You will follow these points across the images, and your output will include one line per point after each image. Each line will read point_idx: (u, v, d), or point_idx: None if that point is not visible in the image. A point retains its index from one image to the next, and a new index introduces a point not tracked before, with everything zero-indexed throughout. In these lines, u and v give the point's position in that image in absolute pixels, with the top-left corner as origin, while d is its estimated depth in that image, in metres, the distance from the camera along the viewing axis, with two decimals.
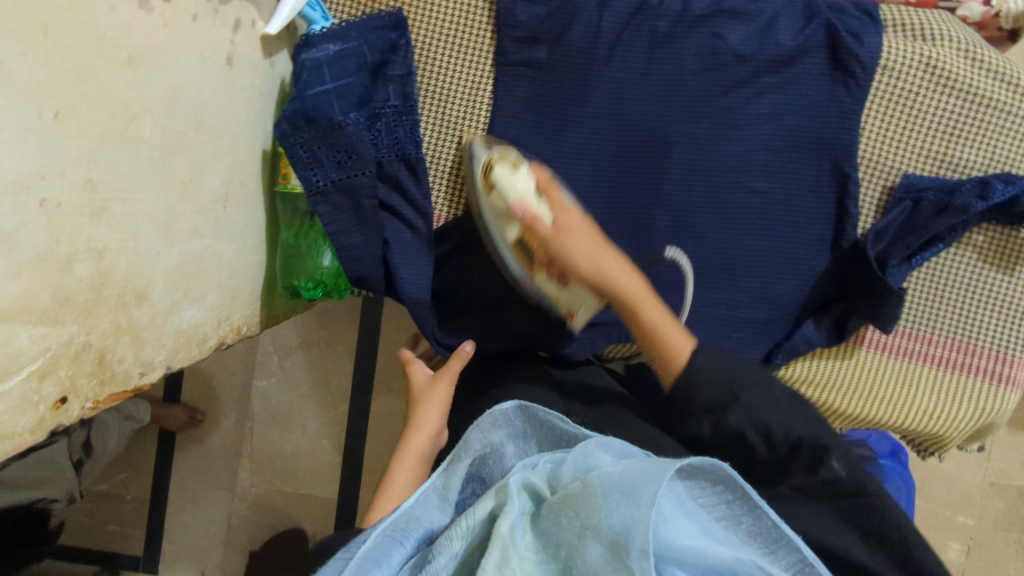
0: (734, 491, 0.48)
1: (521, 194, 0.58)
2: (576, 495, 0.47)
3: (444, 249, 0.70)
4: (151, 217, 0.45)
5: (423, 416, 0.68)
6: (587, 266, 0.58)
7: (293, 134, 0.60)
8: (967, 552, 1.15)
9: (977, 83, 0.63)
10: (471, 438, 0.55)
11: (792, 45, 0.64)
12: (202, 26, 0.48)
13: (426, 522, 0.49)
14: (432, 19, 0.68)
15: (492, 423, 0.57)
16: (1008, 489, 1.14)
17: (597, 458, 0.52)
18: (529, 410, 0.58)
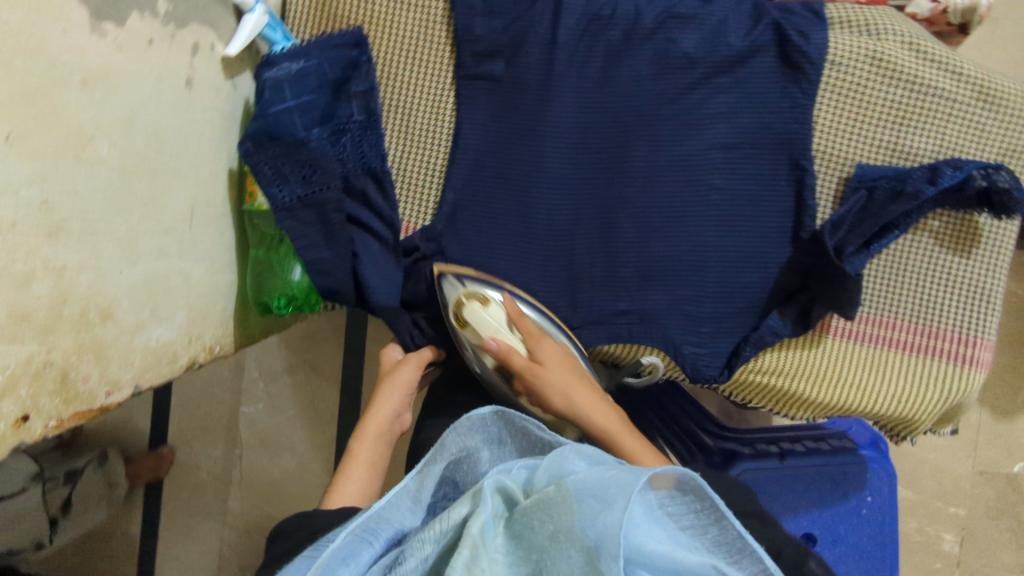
0: (703, 499, 0.48)
1: (494, 330, 0.66)
2: (549, 498, 0.46)
3: (414, 260, 0.70)
4: (112, 237, 0.46)
5: (384, 398, 0.68)
6: (562, 398, 0.65)
7: (258, 151, 0.62)
8: (961, 543, 1.15)
9: (923, 73, 0.65)
10: (446, 440, 0.55)
11: (741, 46, 0.66)
12: (158, 49, 0.49)
13: (396, 523, 0.49)
14: (392, 36, 0.69)
15: (467, 425, 0.56)
16: (998, 478, 1.14)
17: (570, 461, 0.52)
18: (507, 416, 0.58)
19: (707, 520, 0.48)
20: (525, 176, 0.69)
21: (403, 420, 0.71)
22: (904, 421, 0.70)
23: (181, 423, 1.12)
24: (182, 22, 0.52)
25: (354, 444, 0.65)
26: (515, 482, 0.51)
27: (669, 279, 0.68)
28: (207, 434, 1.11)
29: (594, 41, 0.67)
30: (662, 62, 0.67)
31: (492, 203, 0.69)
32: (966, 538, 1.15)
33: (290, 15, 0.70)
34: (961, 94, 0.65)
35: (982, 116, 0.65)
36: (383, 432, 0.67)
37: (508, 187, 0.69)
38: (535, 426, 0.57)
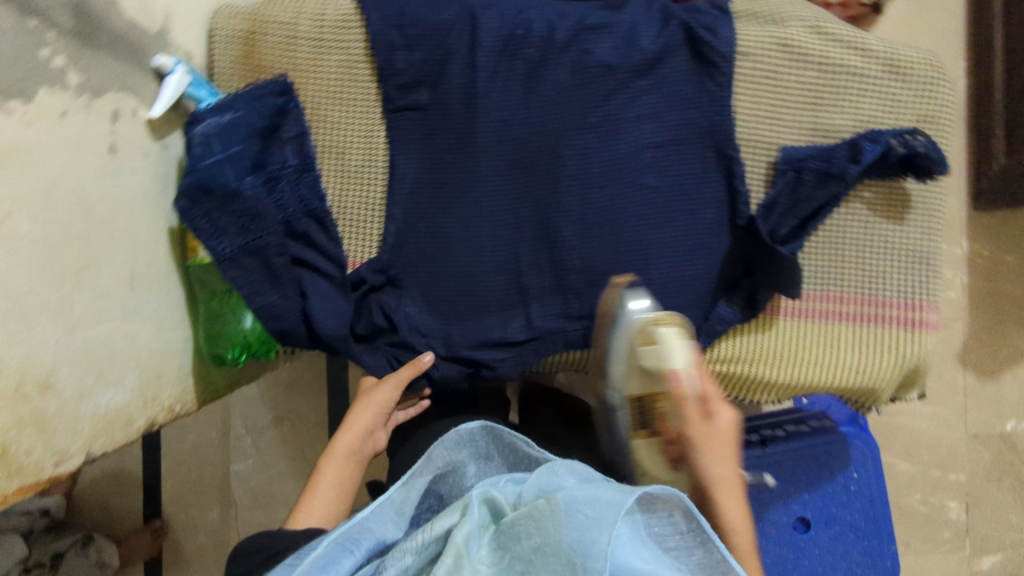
0: (692, 520, 0.48)
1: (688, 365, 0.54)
2: (540, 511, 0.47)
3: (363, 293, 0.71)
4: (43, 308, 0.47)
5: (356, 416, 0.68)
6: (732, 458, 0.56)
7: (192, 208, 0.63)
8: (966, 509, 1.14)
9: (831, 53, 0.67)
10: (434, 453, 0.55)
11: (654, 48, 0.67)
12: (73, 120, 0.50)
13: (380, 532, 0.50)
14: (317, 79, 0.71)
15: (456, 441, 0.56)
16: (992, 439, 1.15)
17: (559, 476, 0.52)
18: (493, 430, 0.57)
19: (692, 542, 0.48)
20: (464, 200, 0.70)
21: (378, 437, 0.71)
22: (864, 392, 0.71)
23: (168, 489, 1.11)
24: (97, 91, 0.53)
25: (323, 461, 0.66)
26: (503, 494, 0.52)
27: (619, 282, 0.69)
28: (194, 496, 1.10)
29: (513, 60, 0.69)
30: (583, 73, 0.68)
31: (434, 229, 0.70)
32: (971, 505, 1.15)
33: (217, 72, 0.72)
34: (870, 69, 0.67)
35: (893, 88, 0.67)
36: (353, 452, 0.67)
37: (449, 211, 0.70)
38: (522, 442, 0.56)
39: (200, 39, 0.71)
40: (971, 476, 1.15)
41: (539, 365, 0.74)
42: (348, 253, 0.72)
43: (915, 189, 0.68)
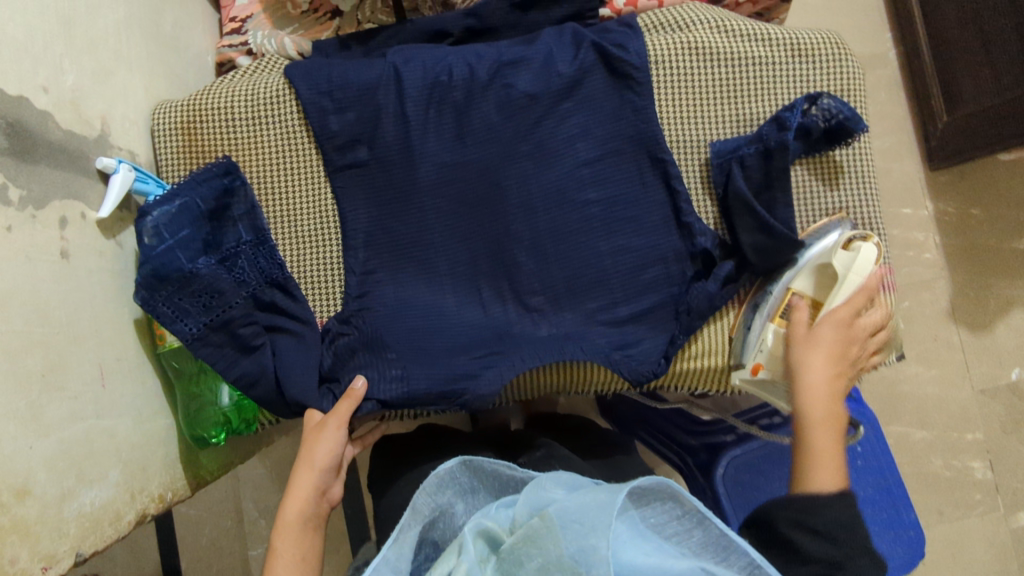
0: (685, 503, 0.48)
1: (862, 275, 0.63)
2: (535, 532, 0.46)
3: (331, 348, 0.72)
4: (11, 416, 0.48)
5: (301, 478, 0.63)
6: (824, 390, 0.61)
7: (154, 296, 0.64)
8: (991, 467, 1.12)
9: (737, 47, 0.71)
10: (419, 499, 0.53)
11: (570, 71, 0.70)
12: (19, 234, 0.52)
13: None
14: (260, 155, 0.74)
15: (437, 483, 0.55)
16: (1000, 391, 1.14)
17: (547, 489, 0.51)
18: (473, 463, 0.56)
19: (689, 524, 0.48)
20: (418, 243, 0.72)
21: (333, 490, 0.65)
22: None
23: None
24: (41, 202, 0.55)
25: (274, 537, 0.59)
26: (497, 522, 0.50)
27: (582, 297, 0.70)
28: None
29: (443, 104, 0.72)
30: (511, 104, 0.71)
31: (394, 276, 0.72)
32: (995, 461, 1.13)
33: (164, 167, 0.75)
34: (778, 54, 0.70)
35: (801, 69, 0.71)
36: (308, 517, 0.61)
37: (405, 256, 0.72)
38: (504, 467, 0.56)
39: (143, 138, 0.74)
40: (989, 432, 1.14)
41: (512, 387, 0.75)
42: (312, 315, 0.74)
43: (843, 156, 0.70)
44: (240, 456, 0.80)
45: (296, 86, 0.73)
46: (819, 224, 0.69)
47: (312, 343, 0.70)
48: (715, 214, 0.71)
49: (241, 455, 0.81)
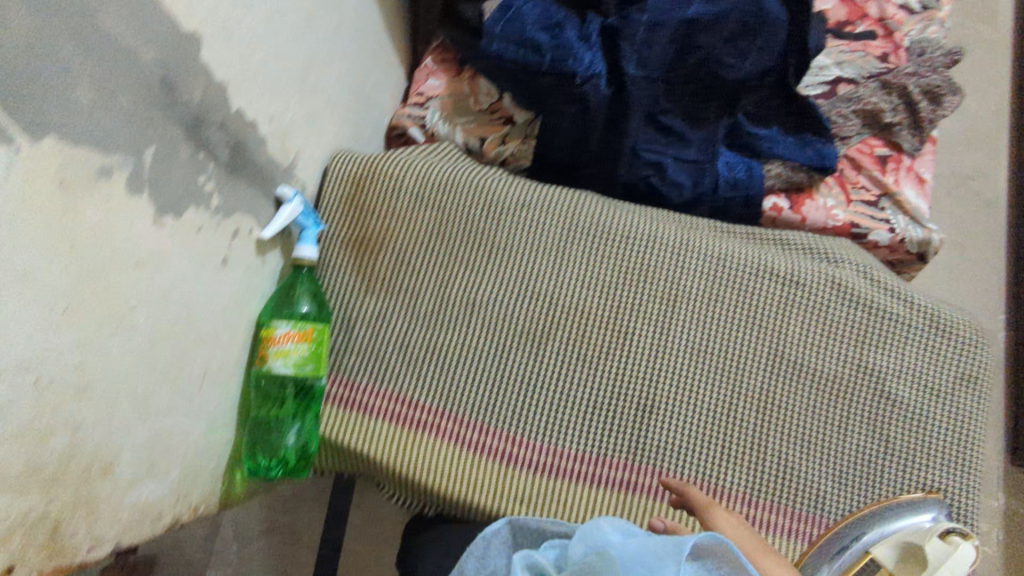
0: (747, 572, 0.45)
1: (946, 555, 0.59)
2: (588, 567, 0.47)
3: (386, 427, 0.74)
4: (130, 394, 0.51)
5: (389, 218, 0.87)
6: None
7: (394, 321, 0.76)
8: None
9: (878, 298, 0.75)
10: (466, 564, 0.54)
11: (710, 260, 0.77)
12: (203, 235, 0.57)
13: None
14: (410, 230, 0.79)
15: (486, 544, 0.55)
16: None
17: (604, 530, 0.51)
18: (519, 524, 0.57)
19: None
20: (528, 364, 0.75)
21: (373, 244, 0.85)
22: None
23: None
24: (229, 213, 0.60)
25: None
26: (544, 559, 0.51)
27: (658, 474, 0.72)
28: None
29: (590, 249, 0.78)
30: (652, 270, 0.77)
31: (495, 385, 0.74)
32: None
33: (324, 204, 0.80)
34: (913, 319, 0.74)
35: (935, 342, 0.74)
36: None
37: (513, 373, 0.75)
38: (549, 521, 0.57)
39: (318, 172, 0.79)
40: None
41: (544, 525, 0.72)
42: (388, 385, 0.75)
43: (940, 431, 0.72)
44: (253, 493, 0.80)
45: (479, 187, 0.80)
46: (913, 496, 0.70)
47: (376, 412, 0.74)
48: (794, 441, 0.72)
49: (254, 493, 0.80)
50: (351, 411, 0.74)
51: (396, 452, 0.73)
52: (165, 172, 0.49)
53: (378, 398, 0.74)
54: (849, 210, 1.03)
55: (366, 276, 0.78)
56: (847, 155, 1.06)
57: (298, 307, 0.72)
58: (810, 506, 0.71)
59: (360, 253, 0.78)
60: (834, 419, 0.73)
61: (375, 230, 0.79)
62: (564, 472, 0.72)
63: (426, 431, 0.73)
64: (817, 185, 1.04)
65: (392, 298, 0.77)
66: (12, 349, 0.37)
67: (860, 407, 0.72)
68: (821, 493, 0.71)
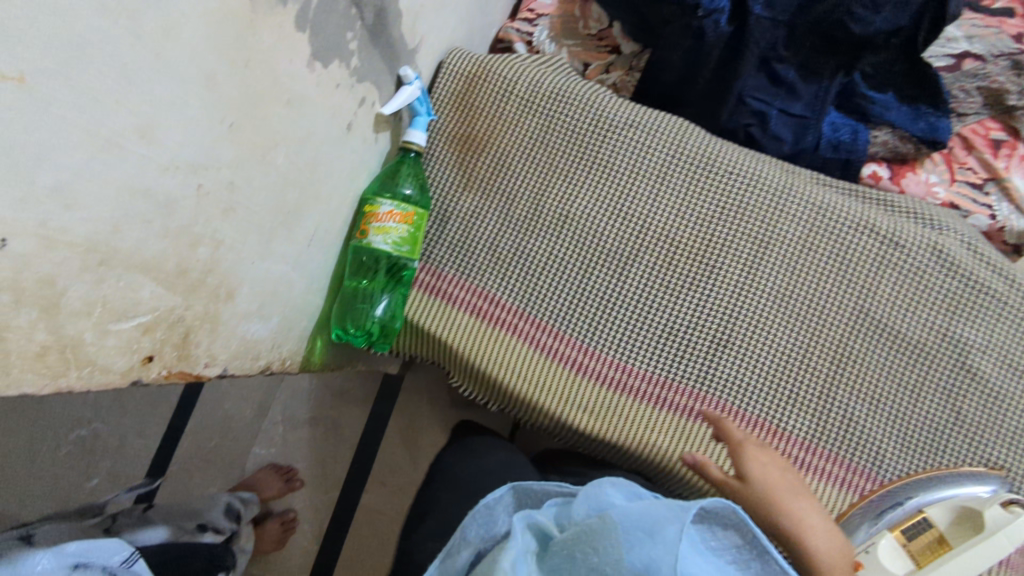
0: (746, 534, 0.46)
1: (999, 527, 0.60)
2: (591, 529, 0.46)
3: (464, 317, 0.76)
4: (258, 230, 0.53)
5: None
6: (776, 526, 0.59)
7: (486, 220, 0.78)
8: None
9: (979, 272, 0.73)
10: (469, 529, 0.53)
11: (813, 206, 0.75)
12: (338, 93, 0.58)
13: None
14: (514, 133, 0.80)
15: (489, 511, 0.55)
16: None
17: (607, 492, 0.52)
18: (523, 488, 0.57)
19: (748, 556, 0.45)
20: (612, 281, 0.76)
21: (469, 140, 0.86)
22: None
23: (189, 444, 1.10)
24: (362, 77, 0.61)
25: None
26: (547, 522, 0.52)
27: (721, 406, 0.73)
28: (207, 460, 1.11)
29: (690, 178, 0.77)
30: (750, 208, 0.76)
31: (576, 296, 0.76)
32: None
33: (435, 95, 0.81)
34: (1011, 298, 0.72)
35: None
36: None
37: (595, 287, 0.76)
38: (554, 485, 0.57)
39: (434, 62, 0.80)
40: None
41: (601, 434, 0.75)
42: (471, 279, 0.77)
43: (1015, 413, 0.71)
44: (328, 368, 0.83)
45: (589, 98, 0.79)
46: (974, 469, 0.70)
47: (456, 303, 0.76)
48: (864, 398, 0.72)
49: (330, 367, 0.84)
50: (435, 297, 0.77)
51: (471, 342, 0.76)
52: (323, 15, 0.50)
53: (461, 290, 0.77)
54: (951, 189, 1.00)
55: (465, 172, 0.79)
56: (960, 133, 1.02)
57: (401, 189, 0.75)
58: (867, 461, 0.72)
59: (464, 149, 0.80)
60: (909, 383, 0.72)
61: (480, 128, 0.80)
62: (630, 388, 0.74)
63: (501, 329, 0.76)
64: (923, 159, 1.01)
65: (487, 198, 0.79)
66: (189, 146, 0.40)
67: (938, 375, 0.72)
68: (882, 452, 0.72)
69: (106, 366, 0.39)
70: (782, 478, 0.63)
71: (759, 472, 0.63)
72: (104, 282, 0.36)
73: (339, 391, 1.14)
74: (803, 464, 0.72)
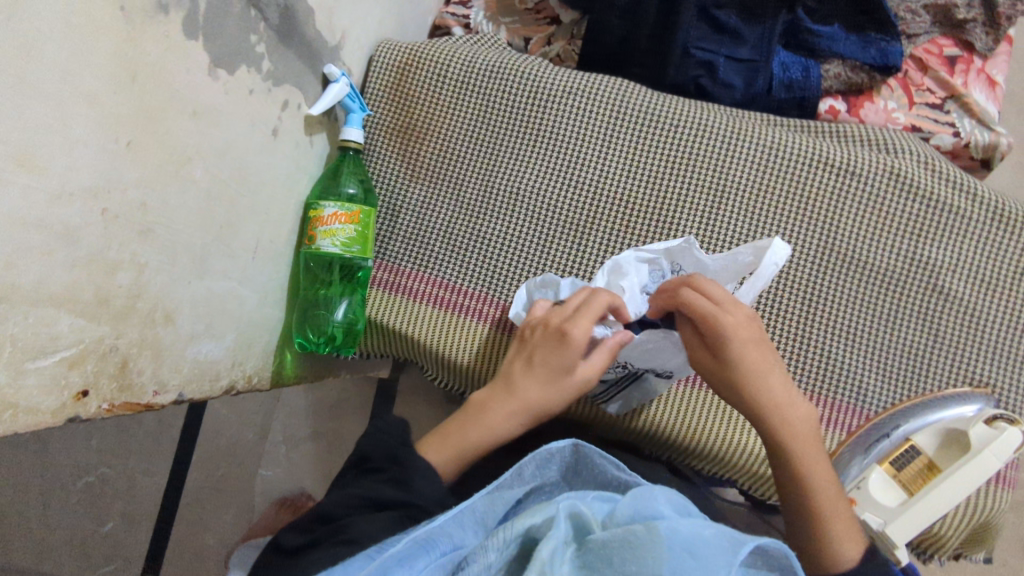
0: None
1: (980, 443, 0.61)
2: (634, 536, 0.37)
3: (425, 311, 0.75)
4: (188, 248, 0.52)
5: None
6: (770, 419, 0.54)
7: (438, 209, 0.77)
8: None
9: (939, 190, 0.71)
10: (524, 466, 0.49)
11: (764, 147, 0.73)
12: (254, 99, 0.57)
13: (460, 539, 0.43)
14: (454, 115, 0.78)
15: (545, 457, 0.50)
16: None
17: (660, 500, 0.41)
18: (584, 453, 0.50)
19: None
20: (570, 253, 0.75)
21: None
22: (932, 537, 0.68)
23: None
24: (279, 79, 0.60)
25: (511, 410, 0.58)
26: (591, 510, 0.42)
27: None
28: None
29: (636, 135, 0.75)
30: (700, 158, 0.74)
31: (538, 272, 0.75)
32: None
33: (369, 89, 0.79)
34: (975, 211, 0.71)
35: (997, 237, 0.71)
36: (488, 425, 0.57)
37: (556, 260, 0.75)
38: (613, 464, 0.48)
39: (363, 58, 0.78)
40: None
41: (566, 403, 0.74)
42: (431, 271, 0.76)
43: (991, 327, 0.70)
44: (306, 381, 0.83)
45: (524, 69, 0.77)
46: (959, 390, 0.69)
47: (416, 297, 0.76)
48: (840, 334, 0.71)
49: (307, 381, 0.83)
50: (396, 294, 0.76)
51: (434, 333, 0.75)
52: (216, 19, 0.49)
53: (422, 283, 0.76)
54: (911, 113, 0.98)
55: (411, 163, 0.78)
56: (913, 55, 1.00)
57: (345, 188, 0.73)
58: (852, 397, 0.71)
59: (405, 140, 0.79)
60: (883, 311, 0.71)
61: (419, 116, 0.79)
62: None
63: (466, 318, 0.75)
64: (879, 86, 0.99)
65: (435, 187, 0.78)
66: (83, 170, 0.39)
67: (911, 300, 0.71)
68: (866, 383, 0.71)
69: (31, 406, 0.38)
70: (815, 434, 0.55)
71: (783, 388, 0.55)
72: (8, 321, 0.35)
73: None
74: None
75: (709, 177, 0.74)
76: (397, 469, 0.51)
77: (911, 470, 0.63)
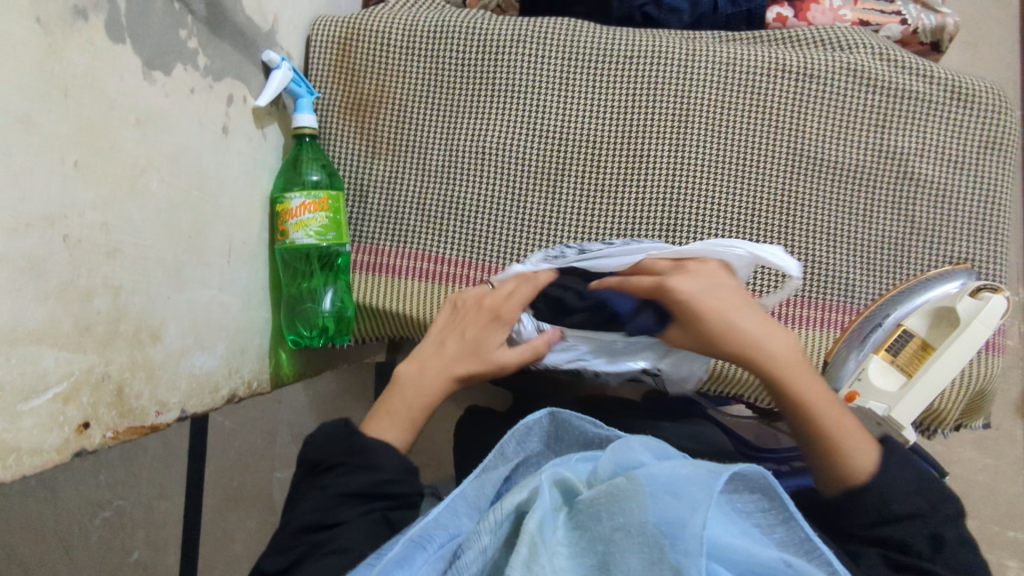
0: (772, 499, 0.40)
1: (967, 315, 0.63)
2: (616, 489, 0.38)
3: (415, 285, 0.75)
4: (161, 263, 0.50)
5: None
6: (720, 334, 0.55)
7: (406, 181, 0.76)
8: None
9: (897, 78, 0.71)
10: (507, 444, 0.49)
11: (720, 64, 0.72)
12: (198, 98, 0.54)
13: (455, 527, 0.43)
14: (404, 82, 0.76)
15: (526, 430, 0.50)
16: None
17: (638, 451, 0.43)
18: (562, 419, 0.51)
19: (773, 520, 0.39)
20: (547, 202, 0.74)
21: None
22: (932, 414, 0.70)
23: None
24: (219, 73, 0.58)
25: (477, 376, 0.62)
26: (575, 474, 0.43)
27: None
28: None
29: (591, 72, 0.74)
30: (660, 86, 0.73)
31: (519, 228, 0.74)
32: None
33: (313, 71, 0.77)
34: (934, 93, 0.71)
35: (960, 114, 0.71)
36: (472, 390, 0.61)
37: (534, 213, 0.74)
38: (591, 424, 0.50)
39: (300, 41, 0.76)
40: None
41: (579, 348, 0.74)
42: (408, 245, 0.75)
43: (965, 204, 0.71)
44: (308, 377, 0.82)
45: (466, 23, 0.75)
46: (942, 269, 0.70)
47: (404, 274, 0.75)
48: (823, 237, 0.72)
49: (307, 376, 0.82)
50: (380, 274, 0.75)
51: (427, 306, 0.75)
52: (141, 20, 0.46)
53: (403, 259, 0.75)
54: (857, 7, 0.97)
55: (369, 139, 0.76)
56: None
57: (308, 176, 0.71)
58: (842, 296, 0.72)
59: (360, 117, 0.76)
60: (860, 207, 0.72)
61: (369, 90, 0.76)
62: None
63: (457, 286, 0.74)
64: None
65: (399, 159, 0.76)
66: (34, 199, 0.37)
67: (885, 192, 0.71)
68: (854, 279, 0.72)
69: (34, 448, 0.38)
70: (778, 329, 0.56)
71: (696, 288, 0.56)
72: None
73: (334, 397, 1.11)
74: (785, 319, 0.72)
75: (671, 103, 0.73)
76: (355, 460, 0.50)
77: (908, 349, 0.65)
